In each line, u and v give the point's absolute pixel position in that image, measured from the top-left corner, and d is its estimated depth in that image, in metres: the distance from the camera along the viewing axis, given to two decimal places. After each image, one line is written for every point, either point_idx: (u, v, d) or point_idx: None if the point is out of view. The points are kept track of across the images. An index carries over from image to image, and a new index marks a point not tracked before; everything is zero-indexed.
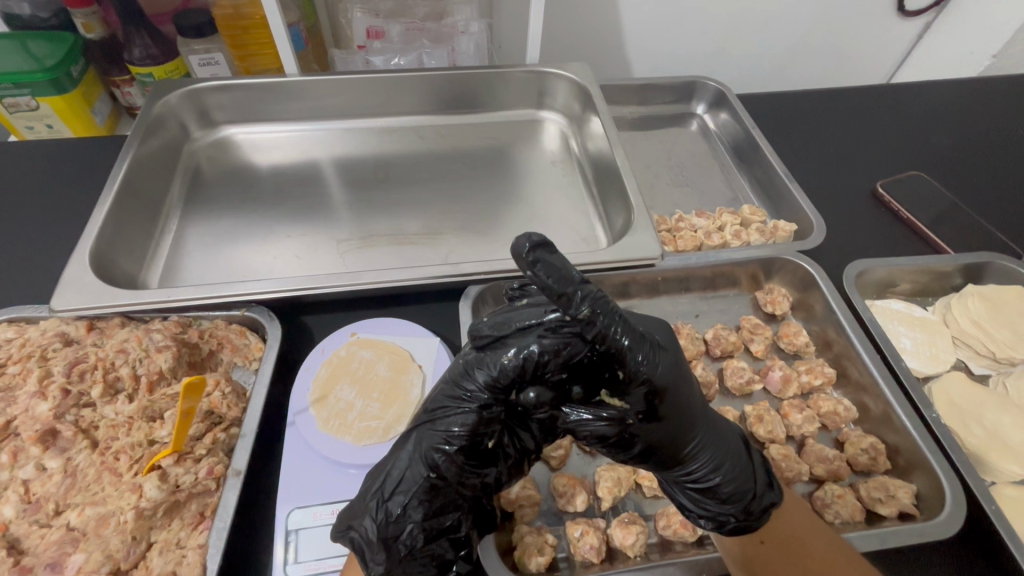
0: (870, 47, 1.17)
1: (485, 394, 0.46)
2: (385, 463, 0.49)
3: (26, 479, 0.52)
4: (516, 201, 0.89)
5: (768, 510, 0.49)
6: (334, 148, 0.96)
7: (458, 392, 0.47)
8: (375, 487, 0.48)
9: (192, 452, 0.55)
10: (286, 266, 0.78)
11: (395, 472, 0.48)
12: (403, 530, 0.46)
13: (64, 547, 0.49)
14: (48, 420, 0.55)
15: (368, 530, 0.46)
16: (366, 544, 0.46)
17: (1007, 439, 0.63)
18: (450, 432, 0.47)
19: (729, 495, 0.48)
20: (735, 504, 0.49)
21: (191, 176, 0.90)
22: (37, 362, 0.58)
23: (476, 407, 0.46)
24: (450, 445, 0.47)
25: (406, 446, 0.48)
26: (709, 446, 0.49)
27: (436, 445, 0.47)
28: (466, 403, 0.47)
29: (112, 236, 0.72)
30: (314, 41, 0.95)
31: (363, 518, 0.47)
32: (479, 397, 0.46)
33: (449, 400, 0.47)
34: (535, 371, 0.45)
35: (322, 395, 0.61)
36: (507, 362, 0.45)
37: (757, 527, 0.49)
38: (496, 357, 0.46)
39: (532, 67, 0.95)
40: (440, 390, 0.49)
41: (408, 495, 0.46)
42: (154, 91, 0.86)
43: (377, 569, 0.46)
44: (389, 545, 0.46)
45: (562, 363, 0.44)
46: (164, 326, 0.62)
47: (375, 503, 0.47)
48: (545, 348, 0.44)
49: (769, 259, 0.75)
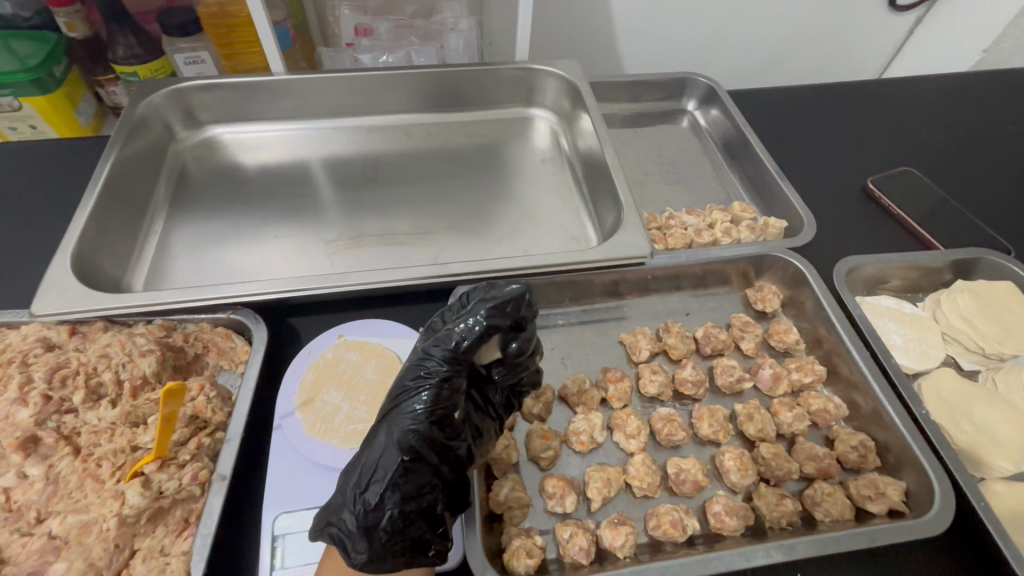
0: (860, 43, 1.17)
1: (445, 367, 0.51)
2: (357, 456, 0.50)
3: (7, 486, 0.52)
4: (506, 199, 0.89)
5: None
6: (323, 147, 0.95)
7: (419, 373, 0.51)
8: (351, 480, 0.48)
9: (176, 457, 0.54)
10: (273, 267, 0.77)
11: (370, 461, 0.48)
12: (383, 518, 0.46)
13: (45, 556, 0.48)
14: (29, 427, 0.54)
15: (348, 523, 0.46)
16: (348, 537, 0.46)
17: (996, 435, 0.63)
18: (417, 410, 0.49)
19: None
20: None
21: (177, 177, 0.89)
22: (18, 368, 0.58)
23: (439, 378, 0.50)
24: (419, 422, 0.49)
25: (377, 433, 0.50)
26: None
27: (406, 425, 0.49)
28: (430, 378, 0.50)
29: (95, 238, 0.71)
30: (301, 39, 0.95)
31: (342, 512, 0.47)
32: (441, 370, 0.51)
33: (410, 382, 0.51)
34: (489, 332, 0.53)
35: (308, 398, 0.61)
36: (463, 329, 0.52)
37: None
38: (453, 329, 0.53)
39: (522, 64, 0.94)
40: (401, 378, 0.52)
41: (384, 478, 0.47)
42: (137, 91, 0.85)
43: (361, 558, 0.46)
44: (370, 533, 0.46)
45: (512, 321, 0.54)
46: (148, 330, 0.61)
47: (352, 496, 0.47)
48: (496, 309, 0.53)
49: (759, 256, 0.75)
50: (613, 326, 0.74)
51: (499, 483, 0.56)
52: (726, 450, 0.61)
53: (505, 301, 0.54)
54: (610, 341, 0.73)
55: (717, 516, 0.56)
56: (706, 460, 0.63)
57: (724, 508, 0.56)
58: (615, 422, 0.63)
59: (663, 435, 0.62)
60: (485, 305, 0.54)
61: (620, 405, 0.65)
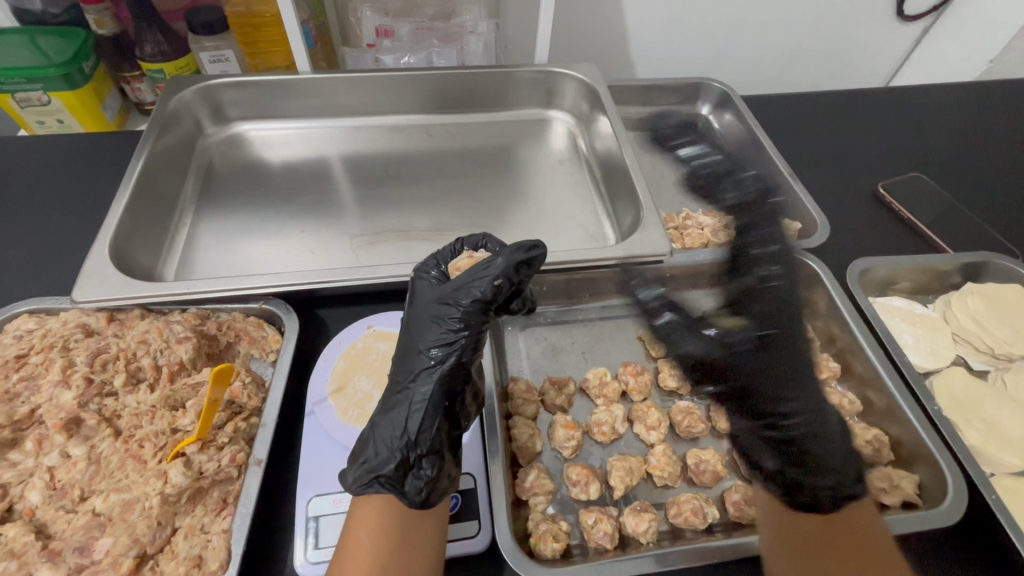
0: (869, 52, 1.19)
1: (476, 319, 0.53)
2: (388, 411, 0.51)
3: (51, 466, 0.53)
4: (525, 198, 0.91)
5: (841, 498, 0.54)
6: (346, 144, 0.98)
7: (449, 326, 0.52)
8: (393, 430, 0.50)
9: (215, 439, 0.56)
10: (300, 261, 0.79)
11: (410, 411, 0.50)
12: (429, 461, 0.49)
13: (91, 531, 0.50)
14: (72, 408, 0.56)
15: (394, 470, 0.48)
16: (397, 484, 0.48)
17: (1005, 432, 0.65)
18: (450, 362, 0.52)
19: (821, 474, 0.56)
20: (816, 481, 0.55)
21: (205, 171, 0.91)
22: (60, 352, 0.59)
23: (471, 332, 0.52)
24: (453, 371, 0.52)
25: (412, 388, 0.51)
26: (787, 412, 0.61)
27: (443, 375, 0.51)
28: (461, 333, 0.52)
29: (129, 230, 0.73)
30: (323, 39, 0.96)
31: (388, 462, 0.49)
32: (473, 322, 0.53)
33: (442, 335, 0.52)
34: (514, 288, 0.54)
35: (340, 385, 0.63)
36: (498, 282, 0.52)
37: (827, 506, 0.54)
38: (484, 283, 0.52)
39: (541, 67, 0.96)
40: (426, 334, 0.53)
41: (428, 431, 0.50)
42: (168, 88, 0.87)
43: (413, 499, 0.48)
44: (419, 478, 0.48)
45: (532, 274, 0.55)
46: (184, 317, 0.63)
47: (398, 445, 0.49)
48: (524, 260, 0.53)
49: (774, 257, 0.77)
50: (631, 322, 0.76)
51: (524, 471, 0.59)
52: (743, 441, 0.63)
53: (534, 254, 0.53)
54: (628, 337, 0.75)
55: (736, 505, 0.58)
56: (723, 451, 0.65)
57: (743, 497, 0.58)
58: (635, 414, 0.65)
59: (682, 427, 0.64)
60: (513, 258, 0.52)
61: (640, 398, 0.67)
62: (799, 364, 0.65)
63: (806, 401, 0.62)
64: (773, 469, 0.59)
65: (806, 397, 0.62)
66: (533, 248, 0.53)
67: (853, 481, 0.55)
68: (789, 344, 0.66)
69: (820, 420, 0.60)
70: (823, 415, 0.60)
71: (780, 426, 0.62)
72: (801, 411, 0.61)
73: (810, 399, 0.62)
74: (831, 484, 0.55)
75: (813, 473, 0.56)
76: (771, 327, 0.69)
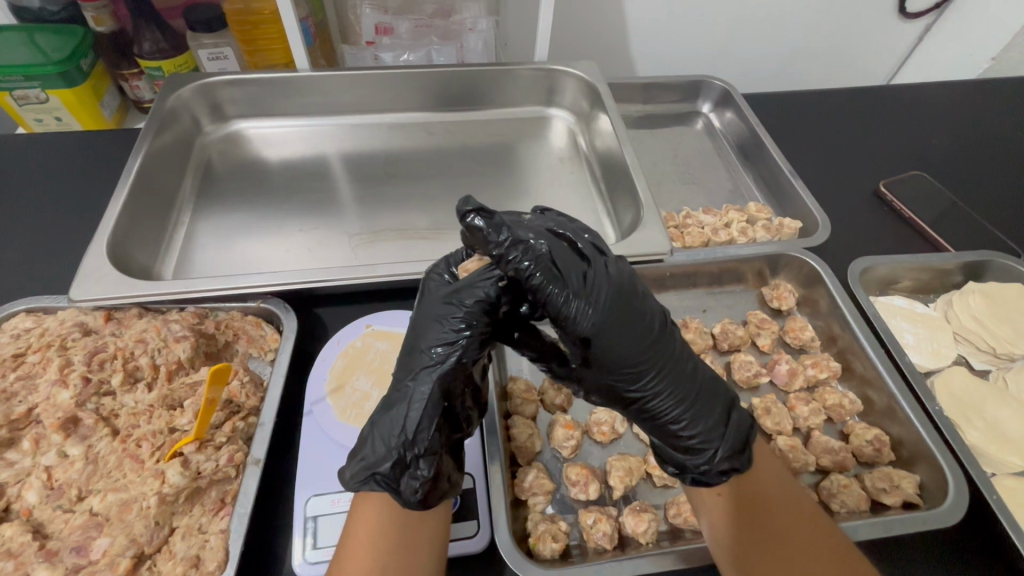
0: (871, 50, 1.19)
1: (480, 321, 0.50)
2: (388, 410, 0.50)
3: (49, 465, 0.53)
4: (525, 197, 0.91)
5: (726, 472, 0.49)
6: (345, 142, 0.97)
7: (451, 326, 0.50)
8: (392, 429, 0.49)
9: (213, 439, 0.56)
10: (299, 259, 0.79)
11: (408, 410, 0.49)
12: (426, 461, 0.48)
13: (89, 531, 0.50)
14: (70, 407, 0.56)
15: (391, 469, 0.47)
16: (394, 483, 0.47)
17: (1007, 432, 0.65)
18: (451, 364, 0.50)
19: (695, 445, 0.50)
20: (700, 455, 0.50)
21: (203, 170, 0.91)
22: (58, 351, 0.59)
23: (474, 333, 0.50)
24: (453, 372, 0.50)
25: (412, 387, 0.50)
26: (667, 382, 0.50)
27: (442, 375, 0.49)
28: (463, 334, 0.50)
29: (127, 228, 0.73)
30: (321, 36, 0.96)
31: (385, 460, 0.48)
32: (477, 323, 0.50)
33: (442, 335, 0.50)
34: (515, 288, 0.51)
35: (339, 384, 0.63)
36: (504, 284, 0.51)
37: (713, 480, 0.50)
38: (489, 284, 0.51)
39: (541, 65, 0.96)
40: (427, 334, 0.51)
41: (426, 431, 0.48)
42: (166, 85, 0.87)
43: (410, 499, 0.47)
44: (415, 477, 0.47)
45: (498, 252, 0.45)
46: (182, 316, 0.63)
47: (395, 444, 0.48)
48: (494, 245, 0.45)
49: (775, 256, 0.76)
50: None
51: (524, 471, 0.58)
52: None
53: (504, 237, 0.45)
54: None
55: None
56: None
57: None
58: None
59: None
60: (485, 243, 0.45)
61: None
62: (658, 339, 0.50)
63: (675, 383, 0.50)
64: (662, 447, 0.53)
65: (666, 373, 0.50)
66: (505, 228, 0.45)
67: (728, 454, 0.49)
68: (627, 312, 0.48)
69: (692, 398, 0.51)
70: (697, 379, 0.52)
71: (643, 408, 0.51)
72: (675, 394, 0.50)
73: (679, 378, 0.51)
74: (704, 461, 0.49)
75: (687, 445, 0.51)
76: (613, 309, 0.47)
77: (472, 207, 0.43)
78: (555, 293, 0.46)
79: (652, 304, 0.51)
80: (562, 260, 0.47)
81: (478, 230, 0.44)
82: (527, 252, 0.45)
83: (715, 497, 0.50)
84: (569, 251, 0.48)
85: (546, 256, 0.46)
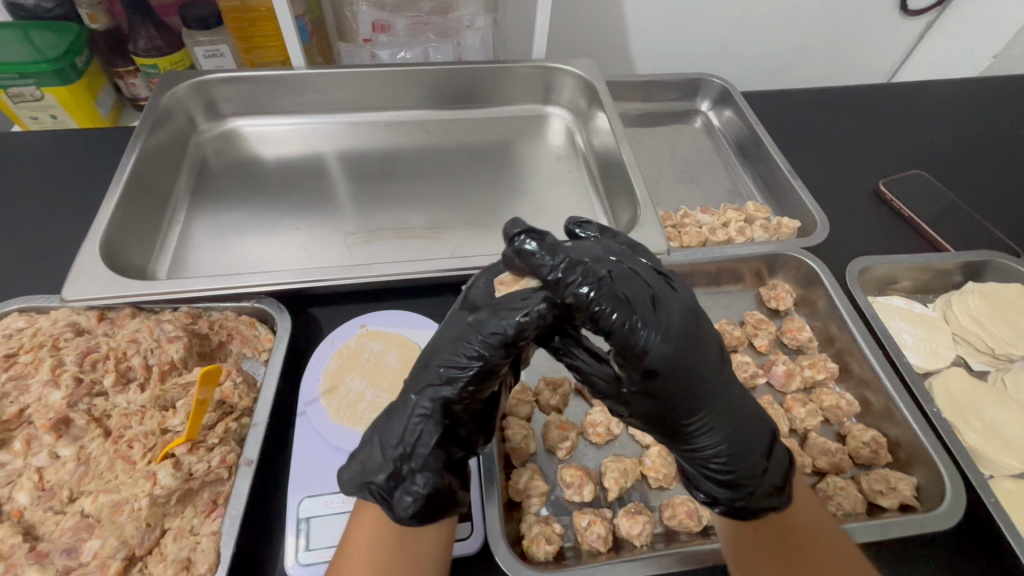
0: (871, 47, 1.18)
1: (493, 355, 0.47)
2: (390, 418, 0.49)
3: (40, 466, 0.53)
4: (522, 196, 0.90)
5: (768, 510, 0.49)
6: (341, 140, 0.97)
7: (463, 351, 0.48)
8: (390, 442, 0.48)
9: (205, 440, 0.55)
10: (294, 258, 0.79)
11: (409, 426, 0.48)
12: (422, 480, 0.47)
13: (79, 533, 0.49)
14: (61, 408, 0.55)
15: (384, 483, 0.47)
16: (389, 495, 0.47)
17: (1005, 435, 0.64)
18: (458, 388, 0.48)
19: (738, 479, 0.49)
20: (741, 489, 0.49)
21: (198, 168, 0.90)
22: (49, 351, 0.59)
23: (485, 364, 0.47)
24: (457, 395, 0.48)
25: (412, 400, 0.49)
26: (717, 419, 0.48)
27: (446, 395, 0.48)
28: (474, 363, 0.47)
29: (121, 227, 0.72)
30: (318, 33, 0.95)
31: (380, 472, 0.47)
32: (490, 356, 0.47)
33: (454, 358, 0.48)
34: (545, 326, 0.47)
35: (332, 385, 0.62)
36: (525, 320, 0.46)
37: (752, 515, 0.49)
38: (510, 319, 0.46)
39: (538, 62, 0.95)
40: (440, 350, 0.49)
41: (425, 447, 0.48)
42: (162, 83, 0.86)
43: (402, 514, 0.47)
44: (408, 496, 0.47)
45: (554, 277, 0.46)
46: (175, 316, 0.63)
47: (391, 458, 0.47)
48: (550, 267, 0.46)
49: (773, 255, 0.76)
50: None
51: (518, 472, 0.58)
52: None
53: (561, 260, 0.45)
54: None
55: None
56: None
57: None
58: None
59: None
60: (538, 268, 0.46)
61: None
62: (718, 374, 0.48)
63: (727, 418, 0.49)
64: (698, 477, 0.52)
65: (722, 407, 0.48)
66: (561, 252, 0.46)
67: (771, 492, 0.49)
68: (696, 344, 0.46)
69: (740, 433, 0.49)
70: (747, 414, 0.50)
71: (689, 440, 0.50)
72: (726, 429, 0.49)
73: (732, 413, 0.49)
74: (744, 497, 0.49)
75: (730, 479, 0.49)
76: (684, 343, 0.45)
77: (520, 229, 0.47)
78: (622, 321, 0.44)
79: (713, 335, 0.49)
80: (628, 287, 0.45)
81: (527, 253, 0.47)
82: (585, 276, 0.45)
83: (751, 533, 0.49)
84: (633, 278, 0.46)
85: (608, 283, 0.45)
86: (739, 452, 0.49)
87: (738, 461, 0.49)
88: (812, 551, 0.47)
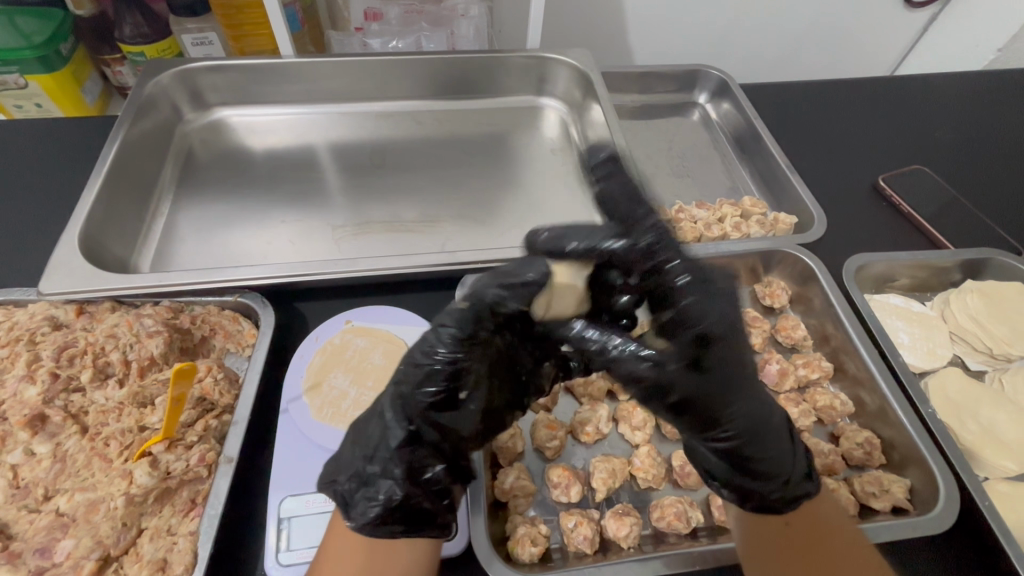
0: (874, 38, 1.15)
1: (450, 354, 0.46)
2: (364, 425, 0.49)
3: (15, 463, 0.52)
4: (516, 189, 0.88)
5: (802, 497, 0.50)
6: (331, 131, 0.95)
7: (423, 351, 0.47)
8: (358, 446, 0.48)
9: (183, 439, 0.54)
10: (282, 252, 0.77)
11: (376, 430, 0.48)
12: (382, 486, 0.46)
13: (53, 532, 0.48)
14: (37, 404, 0.54)
15: (345, 486, 0.47)
16: (348, 500, 0.47)
17: (1001, 436, 0.63)
18: (422, 391, 0.47)
19: (772, 469, 0.49)
20: (775, 479, 0.49)
21: (184, 159, 0.89)
22: (26, 346, 0.58)
23: (443, 364, 0.47)
24: (421, 402, 0.47)
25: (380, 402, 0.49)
26: (755, 404, 0.49)
27: (406, 399, 0.47)
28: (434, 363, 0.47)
29: (102, 220, 0.71)
30: (310, 21, 0.93)
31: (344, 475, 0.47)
32: (452, 354, 0.47)
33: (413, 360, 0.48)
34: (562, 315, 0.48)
35: (316, 382, 0.61)
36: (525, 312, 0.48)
37: (784, 507, 0.50)
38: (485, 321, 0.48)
39: (533, 52, 0.93)
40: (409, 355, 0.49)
41: (386, 453, 0.47)
42: (145, 70, 0.84)
43: (359, 520, 0.46)
44: (366, 501, 0.46)
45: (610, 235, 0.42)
46: (155, 311, 0.61)
47: (357, 461, 0.47)
48: None
49: (769, 251, 0.74)
50: None
51: (504, 472, 0.57)
52: None
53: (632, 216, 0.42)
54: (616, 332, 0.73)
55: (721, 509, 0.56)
56: None
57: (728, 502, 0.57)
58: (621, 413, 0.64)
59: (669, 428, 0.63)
60: None
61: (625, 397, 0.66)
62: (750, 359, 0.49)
63: (759, 403, 0.49)
64: (727, 472, 0.51)
65: (756, 389, 0.49)
66: None
67: (803, 478, 0.51)
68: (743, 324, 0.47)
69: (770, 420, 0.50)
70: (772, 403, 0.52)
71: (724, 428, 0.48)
72: (762, 414, 0.49)
73: (763, 398, 0.50)
74: (779, 486, 0.49)
75: (762, 471, 0.49)
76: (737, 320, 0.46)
77: None
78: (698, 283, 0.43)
79: None
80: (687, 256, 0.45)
81: None
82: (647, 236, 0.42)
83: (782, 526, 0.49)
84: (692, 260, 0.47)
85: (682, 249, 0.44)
86: (774, 439, 0.49)
87: (774, 450, 0.49)
88: (829, 547, 0.47)
